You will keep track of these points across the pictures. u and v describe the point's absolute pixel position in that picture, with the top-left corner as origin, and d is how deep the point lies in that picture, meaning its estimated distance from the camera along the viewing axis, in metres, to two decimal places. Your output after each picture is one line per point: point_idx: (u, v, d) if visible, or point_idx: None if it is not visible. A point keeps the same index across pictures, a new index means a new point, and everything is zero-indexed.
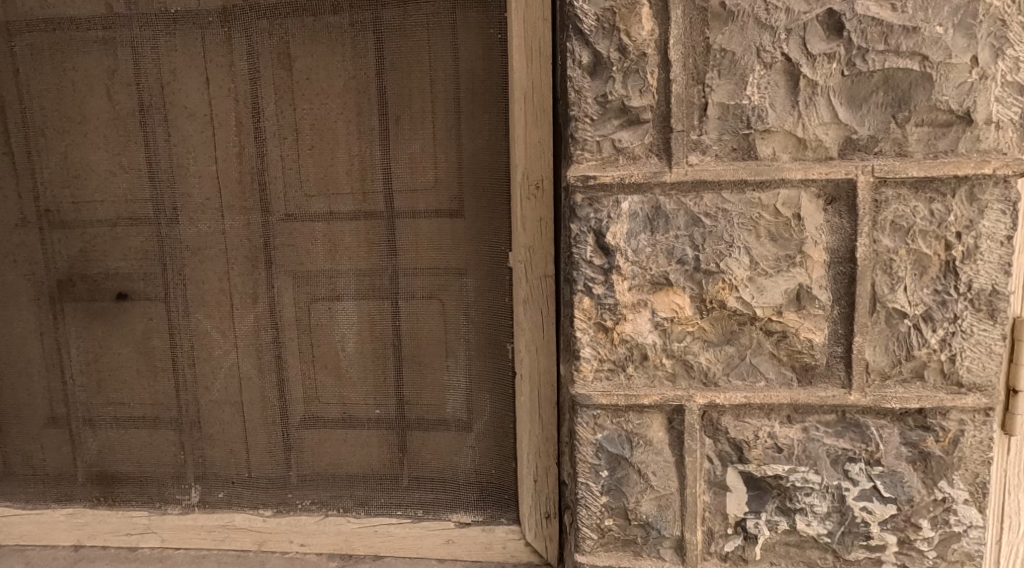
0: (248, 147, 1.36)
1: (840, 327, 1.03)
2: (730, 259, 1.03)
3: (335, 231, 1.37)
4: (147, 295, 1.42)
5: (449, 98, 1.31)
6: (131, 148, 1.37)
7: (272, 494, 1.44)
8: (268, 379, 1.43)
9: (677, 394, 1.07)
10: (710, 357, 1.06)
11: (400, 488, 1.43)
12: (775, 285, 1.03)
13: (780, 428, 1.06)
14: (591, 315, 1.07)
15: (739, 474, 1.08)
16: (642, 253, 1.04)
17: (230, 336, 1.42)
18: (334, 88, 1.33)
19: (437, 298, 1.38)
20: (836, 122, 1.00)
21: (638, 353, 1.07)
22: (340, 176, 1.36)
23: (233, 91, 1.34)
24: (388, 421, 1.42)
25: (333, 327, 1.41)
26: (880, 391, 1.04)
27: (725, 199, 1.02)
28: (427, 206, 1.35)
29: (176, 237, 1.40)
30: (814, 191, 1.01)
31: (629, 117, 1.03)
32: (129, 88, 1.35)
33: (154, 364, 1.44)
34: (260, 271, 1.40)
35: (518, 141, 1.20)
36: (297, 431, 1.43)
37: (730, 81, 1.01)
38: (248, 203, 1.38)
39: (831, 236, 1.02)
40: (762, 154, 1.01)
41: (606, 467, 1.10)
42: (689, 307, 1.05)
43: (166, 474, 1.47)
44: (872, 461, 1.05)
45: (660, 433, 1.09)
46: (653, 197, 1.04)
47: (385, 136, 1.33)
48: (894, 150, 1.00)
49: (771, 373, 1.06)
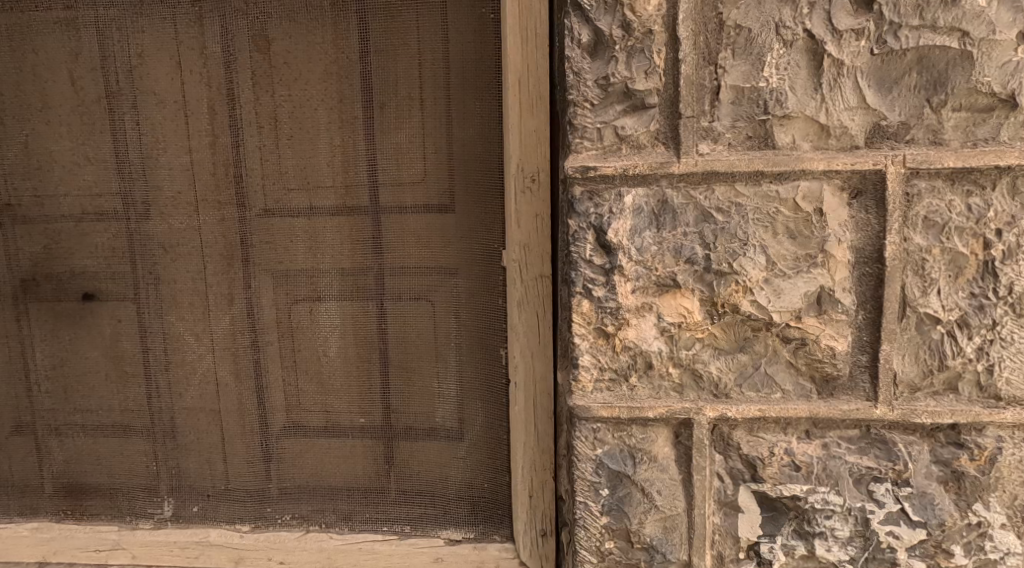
0: (222, 137, 1.26)
1: (866, 334, 0.94)
2: (744, 259, 0.93)
3: (317, 227, 1.28)
4: (116, 295, 1.33)
5: (439, 83, 1.22)
6: (97, 138, 1.28)
7: (251, 507, 1.35)
8: (246, 385, 1.33)
9: (685, 406, 0.98)
10: (721, 366, 0.97)
11: (386, 502, 1.33)
12: (794, 287, 0.94)
13: (797, 443, 0.97)
14: (590, 320, 0.97)
15: (752, 494, 0.99)
16: (647, 252, 0.95)
17: (206, 340, 1.33)
18: (315, 73, 1.23)
19: (427, 300, 1.28)
20: (863, 106, 0.91)
21: (642, 361, 0.98)
22: (321, 169, 1.26)
23: (206, 76, 1.25)
24: (374, 430, 1.33)
25: (315, 330, 1.31)
26: (909, 404, 0.94)
27: (738, 192, 0.93)
28: (415, 201, 1.26)
29: (146, 234, 1.31)
30: (837, 183, 0.92)
31: (633, 101, 0.94)
32: (94, 73, 1.26)
33: (123, 370, 1.35)
34: (236, 270, 1.30)
35: (513, 131, 1.11)
36: (277, 440, 1.34)
37: (745, 62, 0.91)
38: (223, 197, 1.28)
39: (856, 235, 0.92)
40: (781, 142, 0.92)
41: (606, 485, 1.01)
42: (698, 311, 0.95)
43: (138, 486, 1.37)
44: (899, 481, 0.95)
45: (666, 448, 1.00)
46: (660, 190, 0.94)
47: (370, 124, 1.24)
48: (928, 138, 0.90)
49: (788, 384, 0.96)
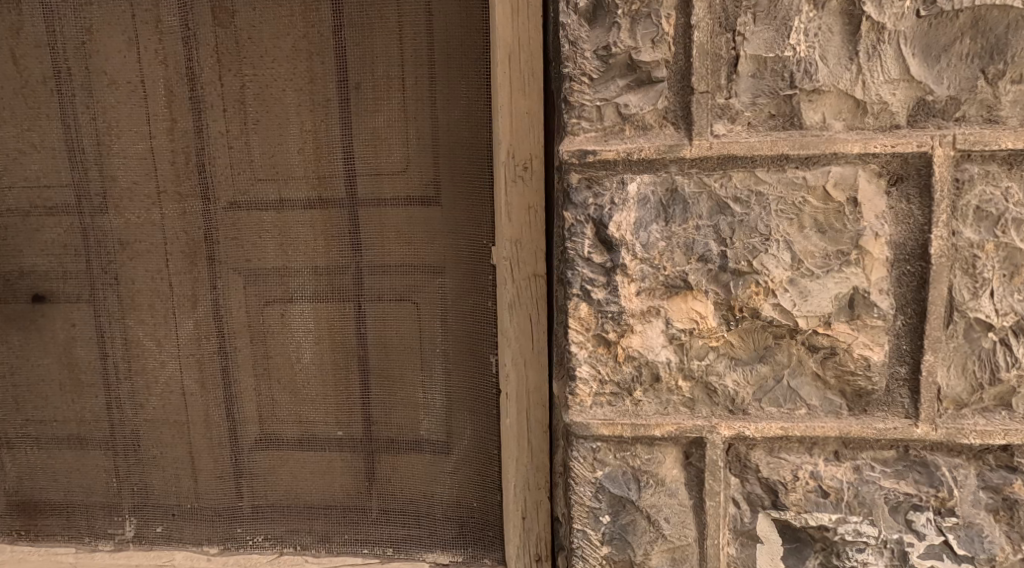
0: (182, 121, 1.14)
1: (905, 343, 0.82)
2: (766, 256, 0.81)
3: (289, 221, 1.16)
4: (69, 296, 1.21)
5: (422, 60, 1.09)
6: (45, 123, 1.16)
7: (219, 528, 1.23)
8: (213, 395, 1.21)
9: (697, 424, 0.86)
10: (738, 379, 0.85)
11: (367, 522, 1.21)
12: (823, 289, 0.81)
13: (825, 466, 0.85)
14: (589, 326, 0.85)
15: (773, 523, 0.87)
16: (653, 248, 0.83)
17: (169, 346, 1.21)
18: (283, 51, 1.11)
19: (410, 301, 1.16)
20: (905, 79, 0.79)
21: (648, 373, 0.86)
22: (292, 158, 1.14)
23: (164, 53, 1.13)
24: (353, 443, 1.21)
25: (288, 333, 1.19)
26: (955, 422, 0.83)
27: (759, 179, 0.81)
28: (396, 192, 1.14)
29: (101, 228, 1.19)
30: (874, 168, 0.80)
31: (637, 75, 0.82)
32: (39, 50, 1.14)
33: (79, 378, 1.23)
34: (200, 268, 1.18)
35: (502, 113, 0.98)
36: (248, 455, 1.22)
37: (768, 28, 0.79)
38: (185, 188, 1.16)
39: (895, 228, 0.80)
40: (809, 121, 0.80)
41: (607, 511, 0.89)
42: (712, 317, 0.83)
43: (97, 505, 1.25)
44: (943, 510, 0.84)
45: (675, 470, 0.88)
46: (668, 177, 0.82)
47: (346, 107, 1.12)
48: (981, 115, 0.78)
49: (814, 398, 0.85)
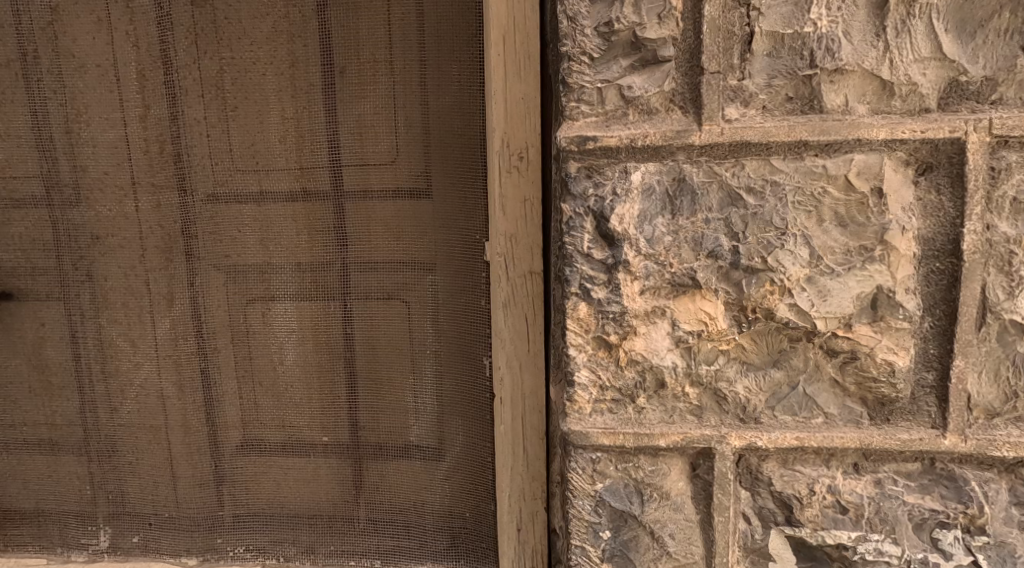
0: (156, 108, 1.08)
1: (932, 347, 0.75)
2: (781, 252, 0.75)
3: (270, 214, 1.09)
4: (39, 293, 1.14)
5: (412, 42, 1.03)
6: (12, 109, 1.09)
7: (198, 538, 1.16)
8: (191, 399, 1.14)
9: (706, 433, 0.79)
10: (750, 386, 0.79)
11: (354, 532, 1.14)
12: (844, 288, 0.75)
13: (844, 480, 0.79)
14: (588, 328, 0.79)
15: (787, 540, 0.80)
16: (658, 243, 0.76)
17: (144, 346, 1.14)
18: (262, 32, 1.05)
19: (399, 299, 1.10)
20: (937, 57, 0.72)
21: (652, 378, 0.79)
22: (272, 147, 1.07)
23: (136, 35, 1.06)
24: (339, 450, 1.14)
25: (270, 333, 1.12)
26: (986, 433, 0.76)
27: (775, 168, 0.74)
28: (384, 184, 1.07)
29: (72, 222, 1.12)
30: (900, 156, 0.73)
31: (642, 54, 0.76)
32: (5, 32, 1.07)
33: (49, 381, 1.16)
34: (177, 264, 1.11)
35: (495, 101, 0.92)
36: (228, 461, 1.15)
37: (787, 2, 0.73)
38: (160, 178, 1.09)
39: (923, 222, 0.74)
40: (830, 104, 0.73)
41: (608, 526, 0.82)
42: (723, 318, 0.77)
43: (70, 513, 1.19)
44: (972, 528, 0.77)
45: (681, 483, 0.81)
46: (675, 166, 0.76)
47: (331, 92, 1.05)
48: (1019, 97, 0.72)
49: (832, 407, 0.78)
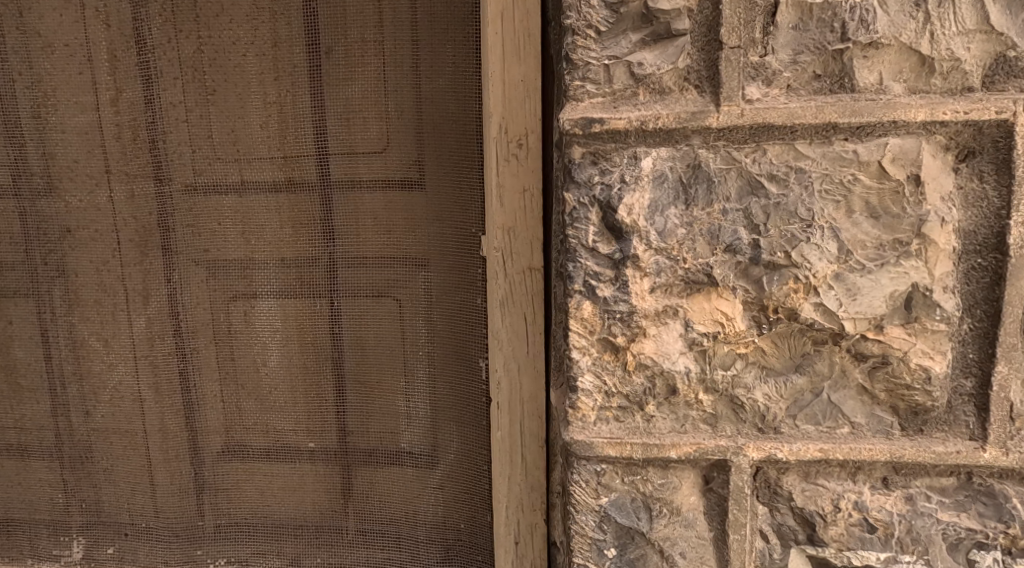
0: (129, 91, 1.01)
1: (972, 352, 0.69)
2: (807, 246, 0.68)
3: (252, 206, 1.02)
4: (8, 289, 1.07)
5: (405, 19, 0.96)
6: None
7: (177, 550, 1.09)
8: (169, 401, 1.07)
9: (721, 445, 0.72)
10: (770, 393, 0.72)
11: (342, 544, 1.07)
12: (875, 286, 0.68)
13: (871, 496, 0.72)
14: (593, 329, 0.72)
15: (808, 560, 0.73)
16: (671, 236, 0.69)
17: (118, 346, 1.07)
18: (242, 10, 0.98)
19: (391, 296, 1.03)
20: (982, 30, 0.66)
21: (663, 384, 0.73)
22: (253, 133, 1.01)
23: (107, 12, 0.99)
24: (327, 456, 1.07)
25: (252, 333, 1.05)
26: None
27: (800, 153, 0.68)
28: (374, 173, 1.00)
29: (41, 213, 1.05)
30: (940, 140, 0.67)
31: (654, 28, 0.69)
32: None
33: (19, 383, 1.09)
34: (152, 258, 1.04)
35: (491, 84, 0.85)
36: (209, 468, 1.08)
37: None
38: (135, 167, 1.03)
39: (963, 213, 0.67)
40: (863, 82, 0.67)
41: (613, 543, 0.76)
42: (741, 318, 0.70)
43: (41, 523, 1.12)
44: (1013, 550, 0.70)
45: (693, 498, 0.74)
46: (690, 151, 0.69)
47: (318, 74, 0.98)
48: None
49: (859, 416, 0.71)
